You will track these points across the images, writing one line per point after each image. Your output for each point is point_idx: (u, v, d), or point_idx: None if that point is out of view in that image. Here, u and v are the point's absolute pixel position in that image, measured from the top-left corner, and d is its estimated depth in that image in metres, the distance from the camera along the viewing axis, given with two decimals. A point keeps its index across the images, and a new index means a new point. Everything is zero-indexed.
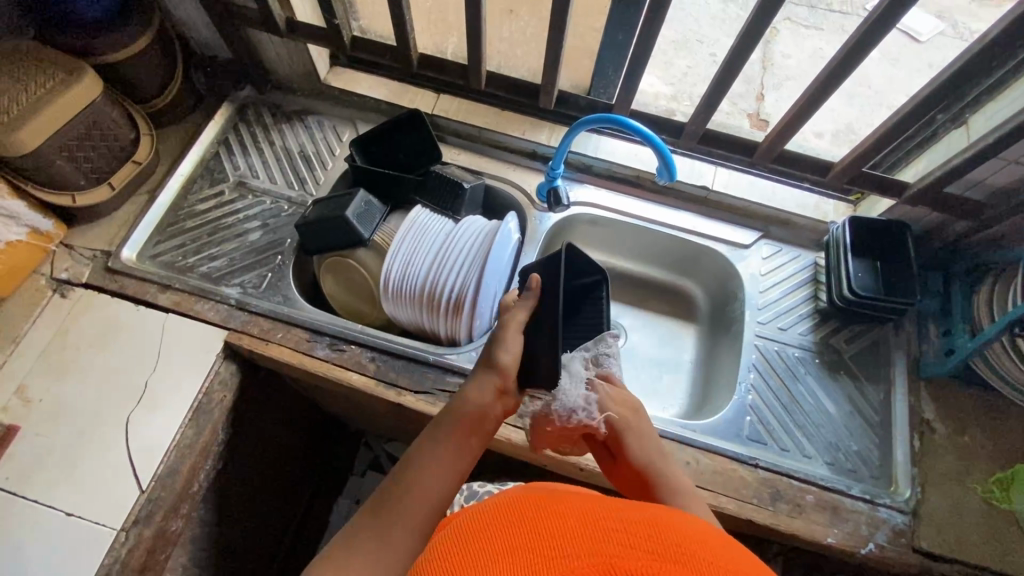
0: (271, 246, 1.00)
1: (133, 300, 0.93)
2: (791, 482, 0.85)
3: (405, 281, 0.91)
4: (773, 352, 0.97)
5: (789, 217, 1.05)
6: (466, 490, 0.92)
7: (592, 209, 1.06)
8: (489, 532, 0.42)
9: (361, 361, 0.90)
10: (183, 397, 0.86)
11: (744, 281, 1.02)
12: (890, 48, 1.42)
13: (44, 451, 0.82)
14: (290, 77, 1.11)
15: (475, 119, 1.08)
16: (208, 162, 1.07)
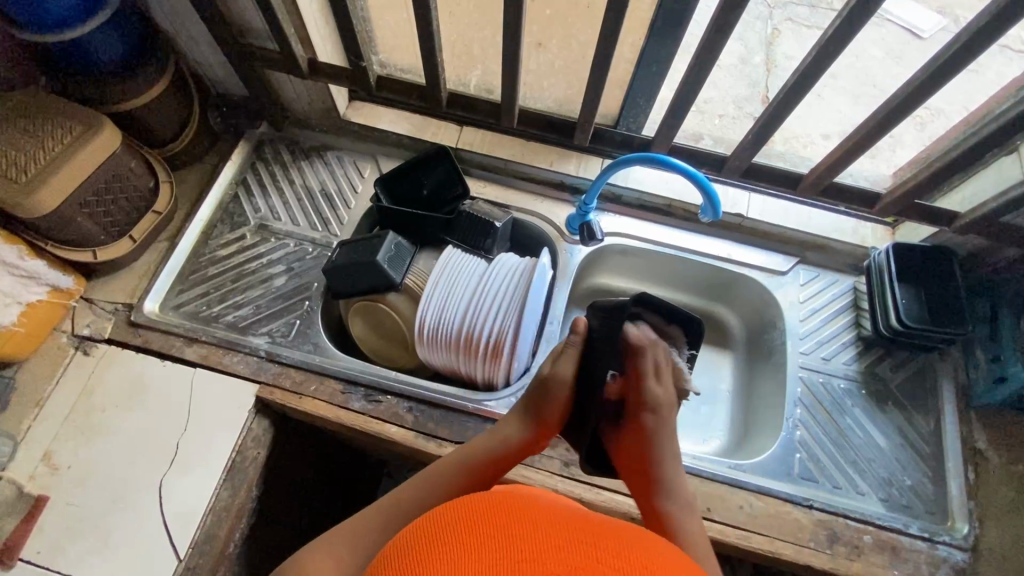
0: (298, 292, 0.97)
1: (158, 355, 0.90)
2: (847, 523, 0.83)
3: (442, 328, 0.88)
4: (818, 383, 0.94)
5: (825, 241, 1.03)
6: None
7: (624, 240, 1.04)
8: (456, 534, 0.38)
9: (398, 412, 0.87)
10: (216, 456, 0.83)
11: (784, 310, 1.00)
12: (896, 49, 1.40)
13: (75, 522, 0.79)
14: (308, 113, 1.08)
15: (499, 151, 1.06)
16: (228, 205, 1.04)
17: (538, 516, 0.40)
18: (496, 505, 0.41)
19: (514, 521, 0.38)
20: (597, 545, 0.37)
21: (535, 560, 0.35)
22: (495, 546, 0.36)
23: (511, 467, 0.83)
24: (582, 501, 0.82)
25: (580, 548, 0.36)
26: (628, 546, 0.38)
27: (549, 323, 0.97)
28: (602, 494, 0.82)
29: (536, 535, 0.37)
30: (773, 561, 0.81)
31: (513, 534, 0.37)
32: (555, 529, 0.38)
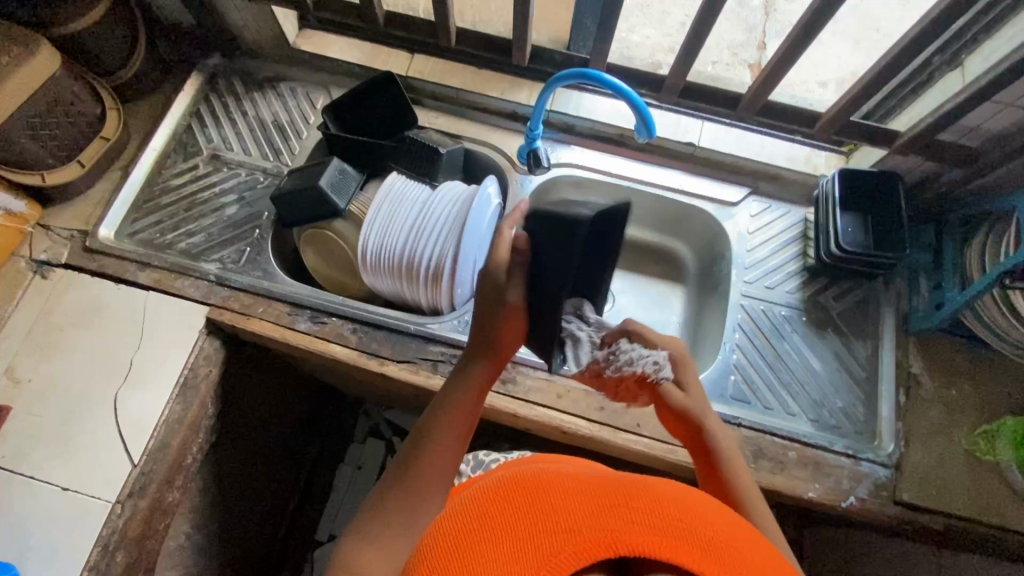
0: (249, 220, 0.98)
1: (113, 279, 0.93)
2: (773, 440, 0.85)
3: (384, 252, 0.90)
4: (759, 311, 0.95)
5: (777, 171, 1.01)
6: (471, 460, 0.85)
7: (575, 172, 1.03)
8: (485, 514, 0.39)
9: (342, 333, 0.90)
10: (169, 373, 0.87)
11: (731, 241, 1.00)
12: None
13: (34, 430, 0.83)
14: (259, 42, 1.07)
15: (451, 80, 1.04)
16: (181, 136, 1.05)
17: (560, 482, 0.41)
18: (517, 482, 0.42)
19: (537, 491, 0.39)
20: (624, 500, 0.37)
21: (566, 526, 0.36)
22: (525, 521, 0.37)
23: None
24: (517, 416, 0.85)
25: (604, 507, 0.37)
26: (655, 496, 0.38)
27: None
28: (536, 410, 0.85)
29: (562, 501, 0.38)
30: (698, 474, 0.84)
31: (537, 506, 0.38)
32: (577, 492, 0.39)
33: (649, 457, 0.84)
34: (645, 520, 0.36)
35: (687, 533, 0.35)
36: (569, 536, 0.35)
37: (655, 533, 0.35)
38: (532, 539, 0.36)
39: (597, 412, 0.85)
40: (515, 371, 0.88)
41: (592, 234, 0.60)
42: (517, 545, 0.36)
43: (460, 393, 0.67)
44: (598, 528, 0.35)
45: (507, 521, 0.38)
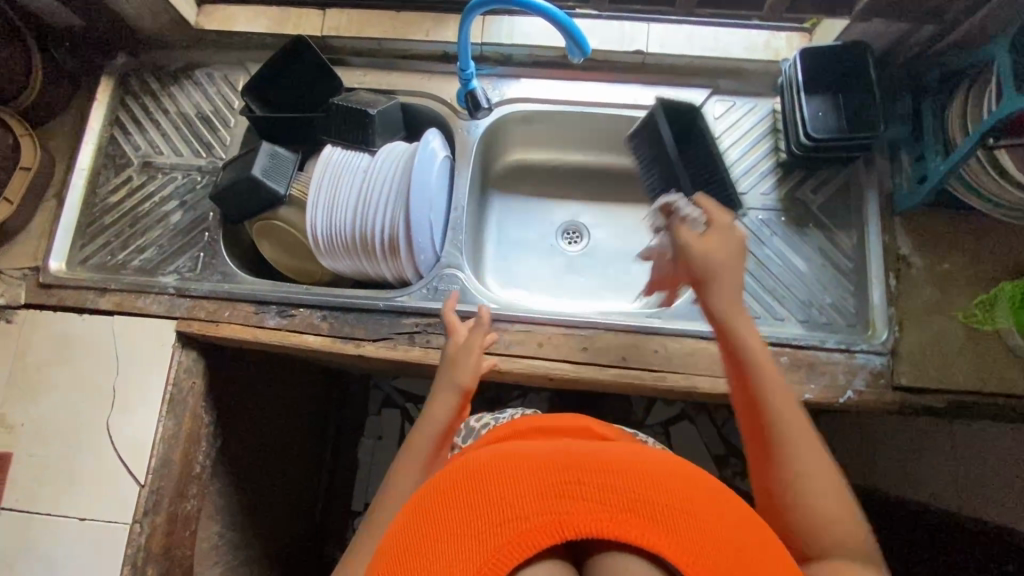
0: (195, 224, 0.95)
1: (76, 310, 0.91)
2: (763, 349, 0.83)
3: (334, 232, 0.86)
4: (735, 219, 0.90)
5: (737, 64, 0.93)
6: (464, 429, 0.84)
7: (523, 105, 0.97)
8: (431, 510, 0.38)
9: (313, 322, 0.88)
10: (152, 393, 0.87)
11: (698, 149, 0.94)
12: None
13: (40, 469, 0.85)
14: (160, 30, 0.98)
15: (371, 30, 0.95)
16: (107, 149, 0.99)
17: (504, 458, 0.39)
18: (458, 466, 0.40)
19: (482, 475, 0.38)
20: (573, 474, 0.36)
21: (511, 513, 0.35)
22: (470, 511, 0.36)
23: (429, 352, 0.85)
24: (502, 372, 0.84)
25: (551, 485, 0.36)
26: (606, 462, 0.37)
27: (454, 209, 0.94)
28: (519, 363, 0.84)
29: (507, 483, 0.36)
30: (692, 395, 0.83)
31: (480, 493, 0.36)
32: (523, 466, 0.37)
33: (641, 388, 0.83)
34: (597, 498, 0.35)
35: (641, 504, 0.35)
36: (513, 524, 0.34)
37: (606, 510, 0.35)
38: (477, 531, 0.35)
39: (580, 353, 0.84)
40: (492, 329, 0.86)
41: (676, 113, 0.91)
42: (461, 539, 0.35)
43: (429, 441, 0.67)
44: (545, 511, 0.34)
45: (450, 510, 0.37)
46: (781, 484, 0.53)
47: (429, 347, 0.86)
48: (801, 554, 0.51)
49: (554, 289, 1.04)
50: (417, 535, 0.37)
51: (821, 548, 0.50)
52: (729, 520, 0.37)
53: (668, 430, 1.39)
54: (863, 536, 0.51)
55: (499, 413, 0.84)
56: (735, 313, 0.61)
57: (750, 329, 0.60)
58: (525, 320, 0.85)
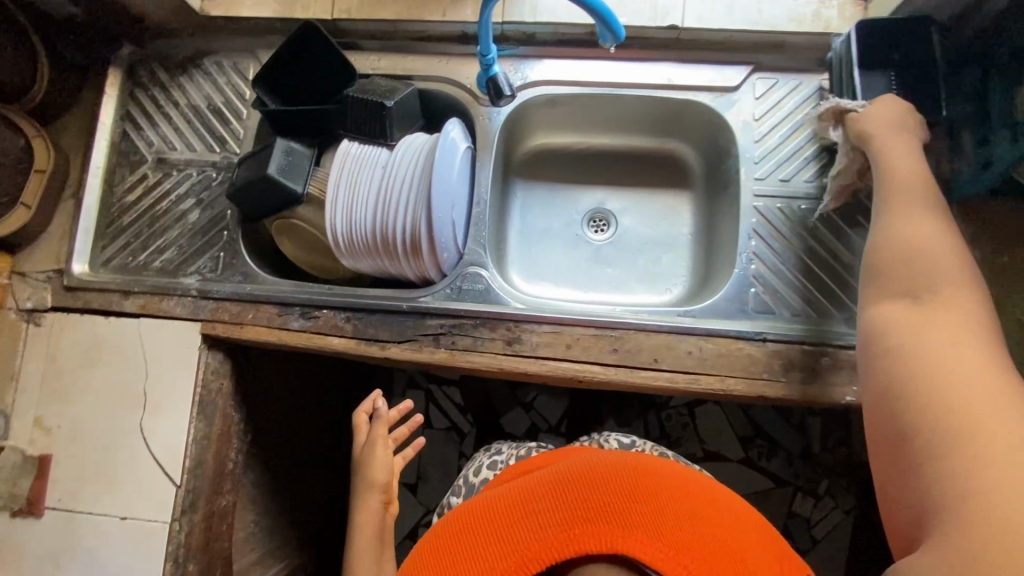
0: (214, 223, 0.93)
1: (102, 313, 0.91)
2: (804, 349, 0.79)
3: (354, 233, 0.83)
4: (776, 210, 0.85)
5: (782, 37, 0.85)
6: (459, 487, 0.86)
7: (547, 88, 0.91)
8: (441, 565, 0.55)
9: (337, 323, 0.86)
10: (182, 395, 0.87)
11: (737, 133, 0.87)
12: None
13: (80, 471, 0.87)
14: (165, 18, 0.94)
15: (384, 11, 0.89)
16: (120, 145, 0.97)
17: (485, 518, 0.57)
18: (455, 533, 0.59)
19: (468, 537, 0.56)
20: (529, 513, 0.54)
21: (492, 558, 0.52)
22: (467, 562, 0.53)
23: (455, 355, 0.84)
24: (530, 374, 0.82)
25: (518, 528, 0.53)
26: (555, 499, 0.54)
27: (476, 202, 0.90)
28: (547, 365, 0.82)
29: (487, 540, 0.54)
30: (726, 396, 0.80)
31: (466, 553, 0.54)
32: (495, 527, 0.55)
33: (674, 390, 0.80)
34: (546, 522, 0.52)
35: (583, 515, 0.50)
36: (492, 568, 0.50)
37: (557, 528, 0.51)
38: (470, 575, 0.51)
39: (611, 354, 0.81)
40: (519, 330, 0.83)
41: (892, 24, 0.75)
42: None
43: (363, 537, 0.78)
44: (515, 550, 0.51)
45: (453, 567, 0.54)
46: (900, 235, 0.59)
47: (455, 350, 0.84)
48: (920, 294, 0.54)
49: (581, 280, 1.00)
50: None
51: (931, 287, 0.54)
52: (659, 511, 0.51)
53: (692, 412, 1.37)
54: (977, 291, 0.54)
55: (496, 459, 0.86)
56: (892, 149, 0.67)
57: (905, 163, 0.65)
58: (553, 321, 0.83)
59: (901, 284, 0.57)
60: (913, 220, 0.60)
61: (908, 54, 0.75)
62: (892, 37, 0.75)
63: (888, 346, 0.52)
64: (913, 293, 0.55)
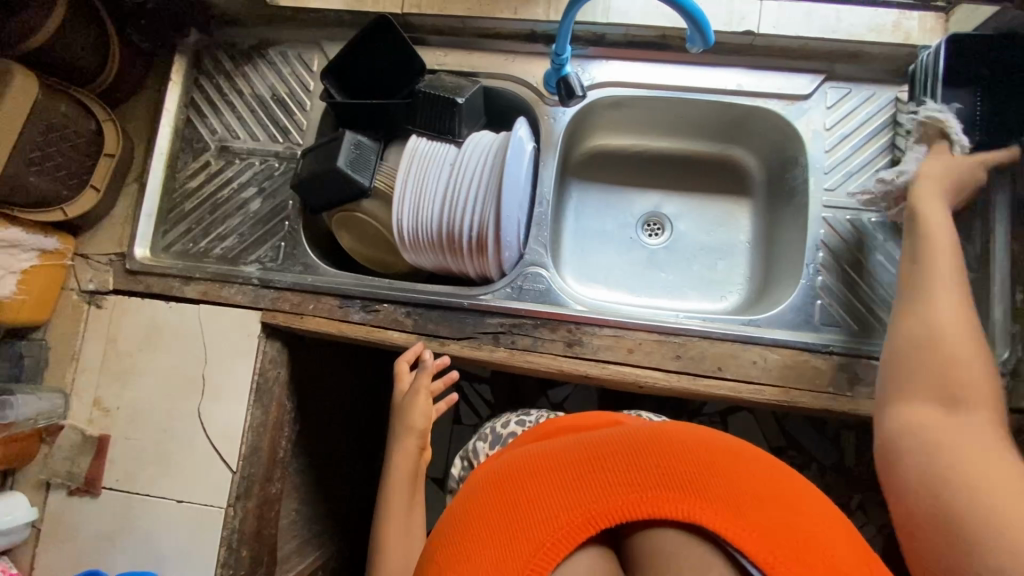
0: (275, 213, 0.93)
1: (163, 298, 0.92)
2: (870, 364, 0.78)
3: (420, 228, 0.83)
4: (845, 222, 0.84)
5: (858, 47, 0.84)
6: (489, 435, 0.85)
7: (613, 90, 0.91)
8: (472, 513, 0.43)
9: (397, 317, 0.87)
10: (241, 382, 0.88)
11: (807, 142, 0.86)
12: None
13: (138, 453, 0.88)
14: (234, 6, 0.94)
15: (454, 7, 0.89)
16: (184, 131, 0.97)
17: (529, 463, 0.45)
18: (488, 479, 0.47)
19: (509, 483, 0.44)
20: (593, 463, 0.42)
21: (545, 510, 0.40)
22: (508, 511, 0.41)
23: (514, 354, 0.83)
24: (590, 377, 0.82)
25: (579, 480, 0.41)
26: (625, 450, 0.43)
27: (539, 201, 0.90)
28: (608, 368, 0.81)
29: (535, 485, 0.42)
30: (788, 408, 0.80)
31: (509, 498, 0.42)
32: (545, 471, 0.43)
33: (736, 399, 0.80)
34: (619, 478, 0.40)
35: (664, 476, 0.40)
36: (548, 522, 0.39)
37: (631, 488, 0.40)
38: (516, 530, 0.40)
39: (673, 361, 0.81)
40: (580, 332, 0.83)
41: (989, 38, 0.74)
42: (503, 542, 0.39)
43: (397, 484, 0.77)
44: (578, 506, 0.40)
45: (490, 516, 0.42)
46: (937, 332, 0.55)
47: (515, 349, 0.84)
48: (954, 399, 0.50)
49: (634, 283, 1.00)
50: (464, 533, 0.42)
51: (962, 395, 0.50)
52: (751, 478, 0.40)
53: (726, 419, 1.35)
54: (993, 391, 0.51)
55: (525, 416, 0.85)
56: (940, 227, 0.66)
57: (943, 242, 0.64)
58: (615, 324, 0.83)
59: (934, 386, 0.52)
60: (947, 315, 0.57)
61: (1000, 67, 0.73)
62: (982, 51, 0.74)
63: (901, 453, 0.49)
64: (945, 397, 0.51)
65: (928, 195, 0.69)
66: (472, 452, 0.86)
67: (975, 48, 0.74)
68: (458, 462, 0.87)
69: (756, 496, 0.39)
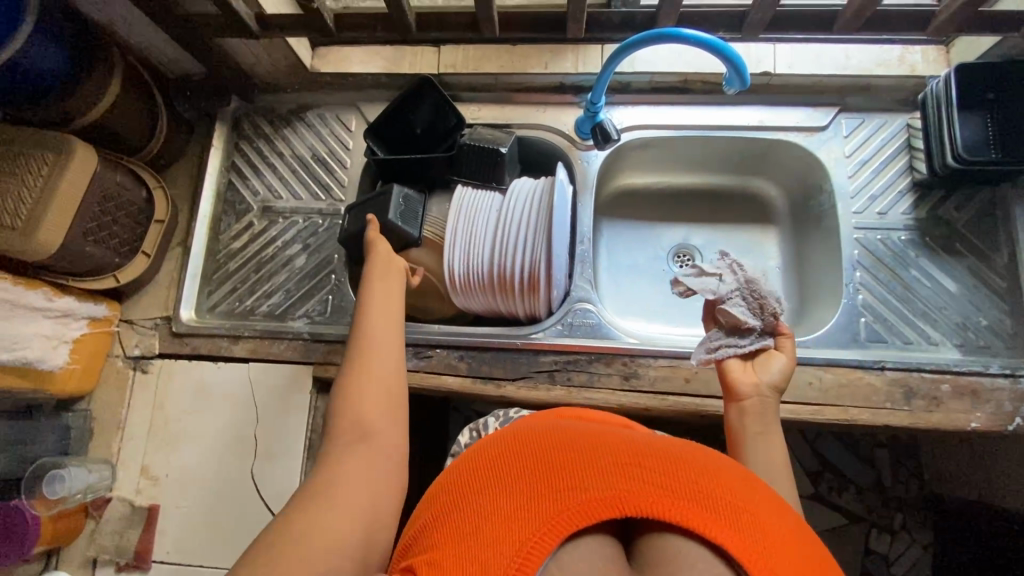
0: (321, 267, 0.95)
1: (211, 359, 0.91)
2: (923, 377, 0.80)
3: (472, 273, 0.85)
4: (876, 242, 0.88)
5: (867, 81, 0.91)
6: (502, 416, 0.80)
7: (642, 132, 0.96)
8: (504, 471, 0.46)
9: (451, 363, 0.87)
10: (294, 440, 0.87)
11: (830, 170, 0.91)
12: None
13: (189, 521, 0.85)
14: (275, 75, 0.99)
15: (488, 65, 0.96)
16: (226, 194, 1.00)
17: (573, 439, 0.47)
18: (525, 442, 0.49)
19: (550, 450, 0.46)
20: (635, 460, 0.44)
21: (576, 482, 0.42)
22: (538, 474, 0.44)
23: (572, 392, 0.84)
24: (650, 410, 0.83)
25: (617, 468, 0.43)
26: (670, 459, 0.44)
27: (580, 240, 0.92)
28: (668, 400, 0.82)
29: (575, 457, 0.44)
30: (849, 427, 0.81)
31: (549, 464, 0.44)
32: (586, 451, 0.45)
33: (797, 422, 0.80)
34: (653, 479, 0.42)
35: (698, 494, 0.41)
36: (577, 494, 0.41)
37: (664, 492, 0.41)
38: (544, 493, 0.42)
39: None
40: (635, 365, 0.84)
41: (990, 66, 0.80)
42: (529, 502, 0.42)
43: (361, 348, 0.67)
44: (610, 490, 0.41)
45: (523, 480, 0.44)
46: None
47: (572, 387, 0.84)
48: None
49: (673, 314, 1.00)
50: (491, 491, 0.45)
51: None
52: (779, 528, 0.41)
53: None
54: None
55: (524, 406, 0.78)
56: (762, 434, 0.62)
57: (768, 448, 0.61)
58: (670, 355, 0.84)
59: None
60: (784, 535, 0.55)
61: (1003, 89, 0.80)
62: (986, 75, 0.80)
63: None
64: None
65: (757, 407, 0.63)
66: (482, 426, 0.78)
67: (980, 73, 0.80)
68: (464, 430, 0.78)
69: (777, 542, 0.40)
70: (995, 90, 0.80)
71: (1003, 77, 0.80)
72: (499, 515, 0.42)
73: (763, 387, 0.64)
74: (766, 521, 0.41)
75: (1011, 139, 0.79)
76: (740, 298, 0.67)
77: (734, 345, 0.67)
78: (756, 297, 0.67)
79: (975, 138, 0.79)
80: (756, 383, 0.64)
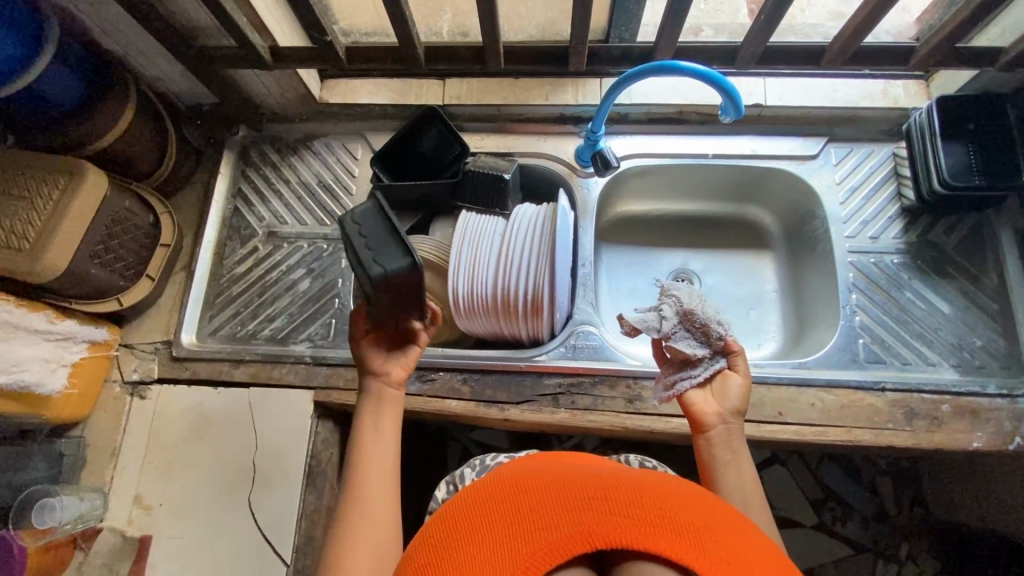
0: (325, 292, 0.95)
1: (211, 383, 0.90)
2: (922, 397, 0.81)
3: (476, 295, 0.86)
4: (869, 265, 0.91)
5: (853, 112, 0.95)
6: (479, 464, 0.74)
7: (641, 160, 0.99)
8: (473, 516, 0.45)
9: (454, 386, 0.87)
10: (293, 466, 0.85)
11: (822, 196, 0.95)
12: None
13: (182, 553, 0.83)
14: (284, 105, 1.02)
15: (491, 97, 0.99)
16: (231, 219, 1.01)
17: (539, 477, 0.47)
18: (491, 484, 0.48)
19: (517, 490, 0.46)
20: (601, 494, 0.44)
21: (544, 522, 0.42)
22: (506, 517, 0.43)
23: (576, 415, 0.84)
24: (654, 432, 0.82)
25: (584, 502, 0.43)
26: (636, 487, 0.44)
27: (581, 264, 0.94)
28: (672, 422, 0.82)
29: (541, 495, 0.44)
30: (852, 448, 0.81)
31: (517, 504, 0.44)
32: (553, 487, 0.45)
33: (800, 443, 0.80)
34: (621, 509, 0.42)
35: (664, 520, 0.42)
36: (545, 532, 0.41)
37: (633, 521, 0.41)
38: (512, 535, 0.42)
39: None
40: (639, 387, 0.85)
41: (970, 100, 0.85)
42: (498, 545, 0.41)
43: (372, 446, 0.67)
44: (577, 524, 0.41)
45: (491, 522, 0.44)
46: None
47: (576, 410, 0.84)
48: None
49: None
50: (461, 534, 0.44)
51: None
52: (745, 548, 0.41)
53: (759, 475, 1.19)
54: None
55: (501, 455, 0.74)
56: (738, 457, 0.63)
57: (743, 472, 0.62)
58: None
59: None
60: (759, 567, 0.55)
61: (984, 119, 0.84)
62: (967, 106, 0.85)
63: None
64: None
65: (723, 435, 0.63)
66: (459, 477, 0.74)
67: (961, 104, 0.85)
68: (441, 485, 0.74)
69: (744, 561, 0.40)
70: (976, 120, 0.84)
71: (984, 109, 0.85)
72: (468, 556, 0.42)
73: (725, 413, 0.64)
74: (733, 543, 0.42)
75: (993, 166, 0.83)
76: (684, 331, 0.65)
77: (689, 376, 0.66)
78: (699, 326, 0.65)
79: (959, 164, 0.83)
80: (719, 411, 0.64)
